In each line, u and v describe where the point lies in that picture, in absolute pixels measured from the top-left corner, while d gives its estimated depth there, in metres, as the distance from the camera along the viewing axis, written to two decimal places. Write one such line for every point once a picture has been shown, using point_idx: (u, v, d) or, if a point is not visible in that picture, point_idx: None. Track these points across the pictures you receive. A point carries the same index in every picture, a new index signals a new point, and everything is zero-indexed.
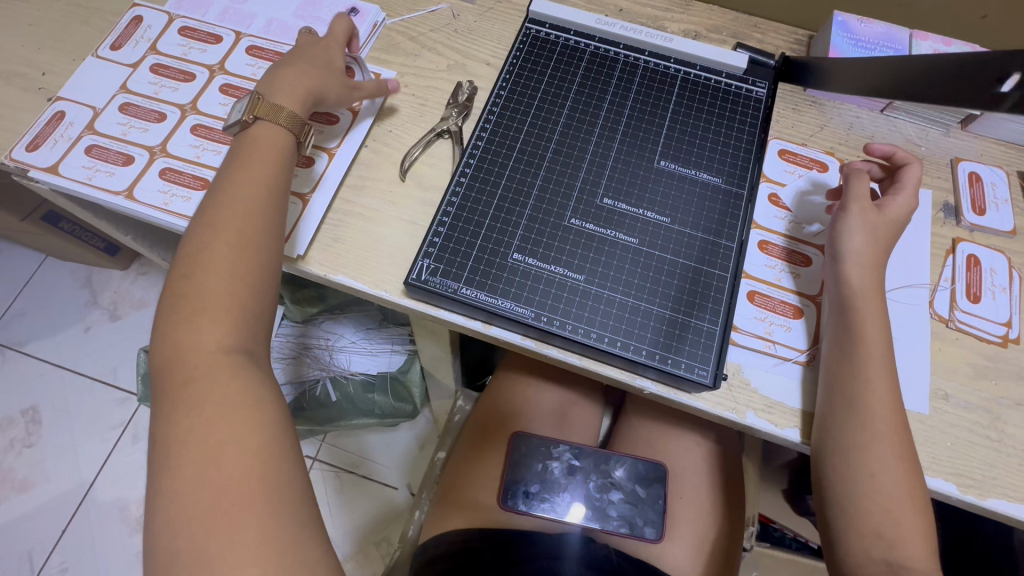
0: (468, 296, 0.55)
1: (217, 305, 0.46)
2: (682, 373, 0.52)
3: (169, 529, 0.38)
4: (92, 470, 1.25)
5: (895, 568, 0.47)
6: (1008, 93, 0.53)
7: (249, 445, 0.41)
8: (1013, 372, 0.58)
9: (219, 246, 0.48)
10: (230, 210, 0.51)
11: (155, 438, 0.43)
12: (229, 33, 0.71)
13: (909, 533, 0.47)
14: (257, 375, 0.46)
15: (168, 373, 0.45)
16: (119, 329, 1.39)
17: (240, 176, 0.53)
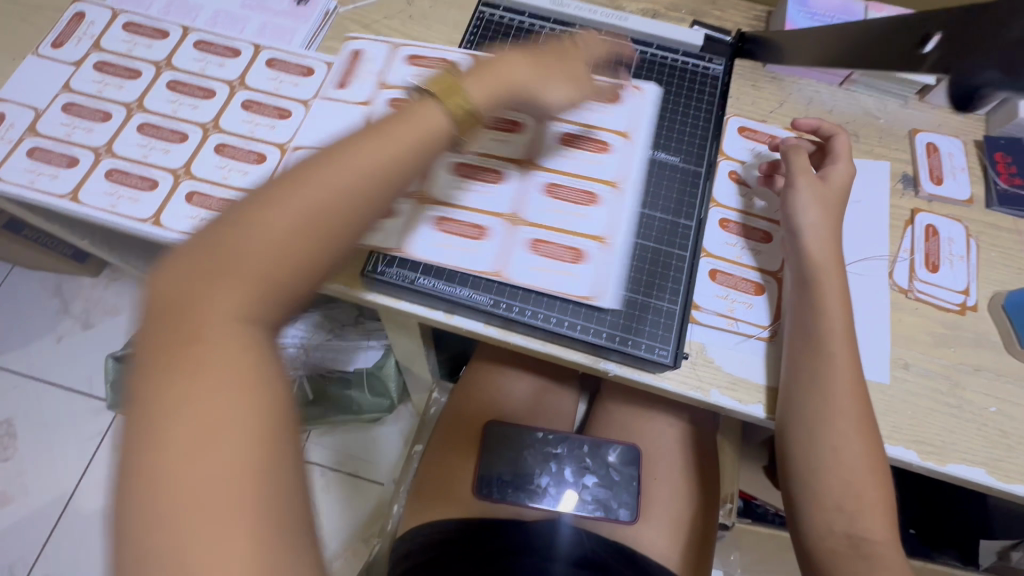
0: (426, 286, 0.54)
1: (251, 273, 0.38)
2: (643, 356, 0.54)
3: (142, 528, 0.31)
4: (71, 481, 1.22)
5: (856, 541, 0.47)
6: (929, 53, 0.55)
7: (235, 459, 0.33)
8: (971, 339, 0.59)
9: (289, 217, 0.39)
10: (337, 178, 0.41)
11: (133, 409, 0.34)
12: (175, 27, 0.69)
13: (870, 506, 0.48)
14: (265, 350, 0.38)
15: (167, 332, 0.36)
16: (91, 338, 1.34)
17: (368, 148, 0.44)
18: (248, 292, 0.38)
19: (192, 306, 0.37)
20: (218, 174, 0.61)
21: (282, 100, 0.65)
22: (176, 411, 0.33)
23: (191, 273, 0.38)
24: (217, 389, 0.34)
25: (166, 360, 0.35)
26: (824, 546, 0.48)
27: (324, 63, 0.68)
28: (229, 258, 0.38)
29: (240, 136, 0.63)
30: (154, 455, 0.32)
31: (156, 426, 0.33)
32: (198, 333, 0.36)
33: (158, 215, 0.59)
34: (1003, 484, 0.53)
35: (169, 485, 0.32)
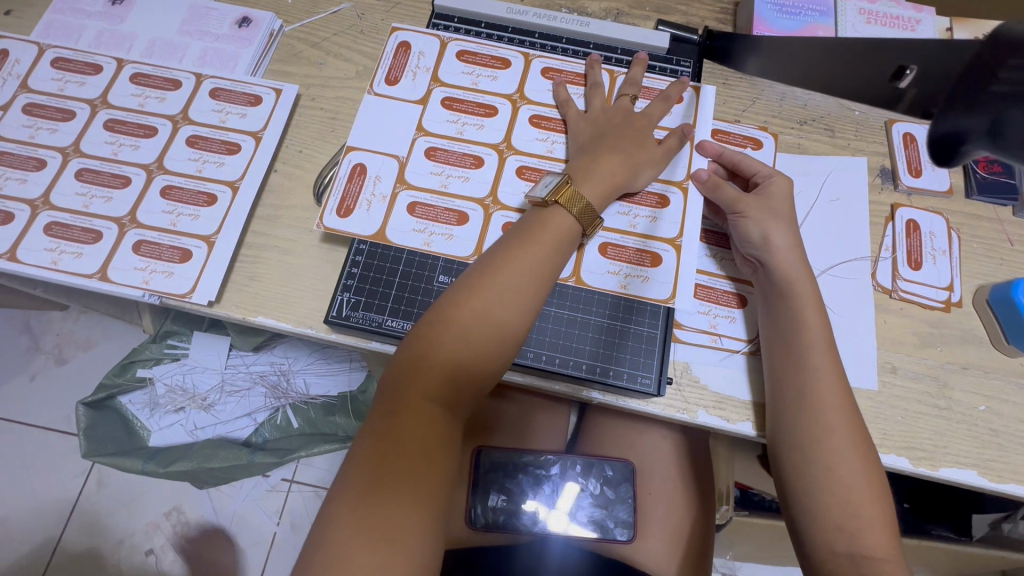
0: (394, 328, 0.54)
1: (453, 352, 0.46)
2: (626, 385, 0.52)
3: (320, 542, 0.39)
4: (58, 524, 1.18)
5: (857, 559, 0.45)
6: (905, 92, 0.66)
7: (404, 513, 0.41)
8: (958, 337, 0.58)
9: (470, 314, 0.46)
10: (509, 284, 0.48)
11: (357, 443, 0.44)
12: (109, 60, 0.64)
13: (870, 523, 0.46)
14: (438, 421, 0.45)
15: (390, 385, 0.46)
16: (65, 374, 1.30)
17: (519, 257, 0.49)
18: (435, 375, 0.45)
19: (389, 391, 0.45)
20: (166, 220, 0.57)
21: (231, 134, 0.61)
22: (374, 458, 0.42)
23: (406, 359, 0.46)
24: (405, 442, 0.43)
25: (373, 425, 0.44)
26: (826, 568, 0.46)
27: (272, 90, 0.64)
28: (428, 352, 0.46)
29: (187, 175, 0.59)
30: (350, 486, 0.41)
31: (359, 465, 0.42)
32: (390, 407, 0.44)
33: (103, 269, 0.55)
34: (994, 485, 0.53)
35: (358, 513, 0.40)
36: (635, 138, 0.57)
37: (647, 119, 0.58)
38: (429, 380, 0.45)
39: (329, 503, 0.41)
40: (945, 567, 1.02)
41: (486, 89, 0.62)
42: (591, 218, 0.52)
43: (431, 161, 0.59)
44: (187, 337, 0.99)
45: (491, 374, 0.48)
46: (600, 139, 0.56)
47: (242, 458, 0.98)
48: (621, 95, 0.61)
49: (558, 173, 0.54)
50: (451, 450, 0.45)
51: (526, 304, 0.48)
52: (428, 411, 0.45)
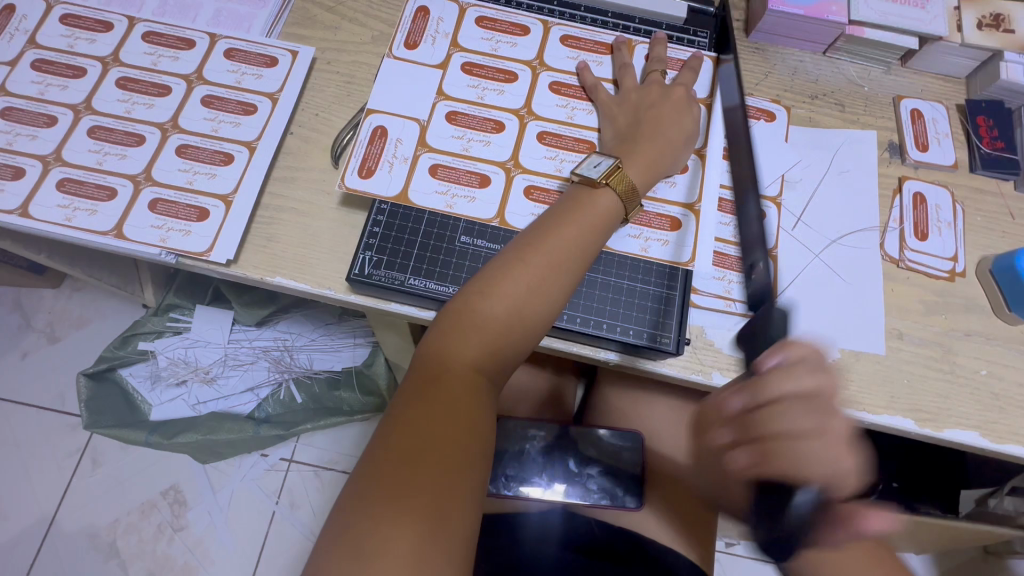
0: (417, 286, 0.54)
1: (494, 324, 0.47)
2: (644, 344, 0.53)
3: (356, 496, 0.40)
4: (53, 501, 1.17)
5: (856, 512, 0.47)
6: None
7: (442, 475, 0.41)
8: (961, 305, 0.60)
9: (513, 287, 0.47)
10: (553, 259, 0.48)
11: (395, 404, 0.44)
12: (120, 18, 0.63)
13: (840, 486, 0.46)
14: (477, 391, 0.46)
15: (431, 353, 0.46)
16: (59, 351, 1.27)
17: (563, 233, 0.49)
18: (476, 346, 0.46)
19: (432, 360, 0.46)
20: (182, 179, 0.57)
21: (246, 94, 0.61)
22: (416, 419, 0.42)
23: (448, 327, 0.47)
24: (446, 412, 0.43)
25: (410, 393, 0.44)
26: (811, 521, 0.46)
27: (288, 51, 0.63)
28: (471, 323, 0.47)
29: (203, 135, 0.59)
30: (388, 446, 0.41)
31: (397, 427, 0.42)
32: (428, 377, 0.45)
33: (119, 227, 0.55)
34: (994, 445, 0.55)
35: (393, 481, 0.40)
36: (666, 113, 0.57)
37: (676, 95, 0.59)
38: (469, 353, 0.46)
39: (367, 463, 0.41)
40: (933, 541, 1.05)
41: (506, 56, 0.62)
42: (635, 201, 0.53)
43: (453, 126, 0.58)
44: (189, 310, 0.99)
45: (529, 345, 0.49)
46: (637, 123, 0.56)
47: (247, 430, 0.97)
48: (648, 70, 0.61)
49: (605, 155, 0.54)
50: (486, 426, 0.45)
51: (566, 282, 0.49)
52: (468, 380, 0.45)
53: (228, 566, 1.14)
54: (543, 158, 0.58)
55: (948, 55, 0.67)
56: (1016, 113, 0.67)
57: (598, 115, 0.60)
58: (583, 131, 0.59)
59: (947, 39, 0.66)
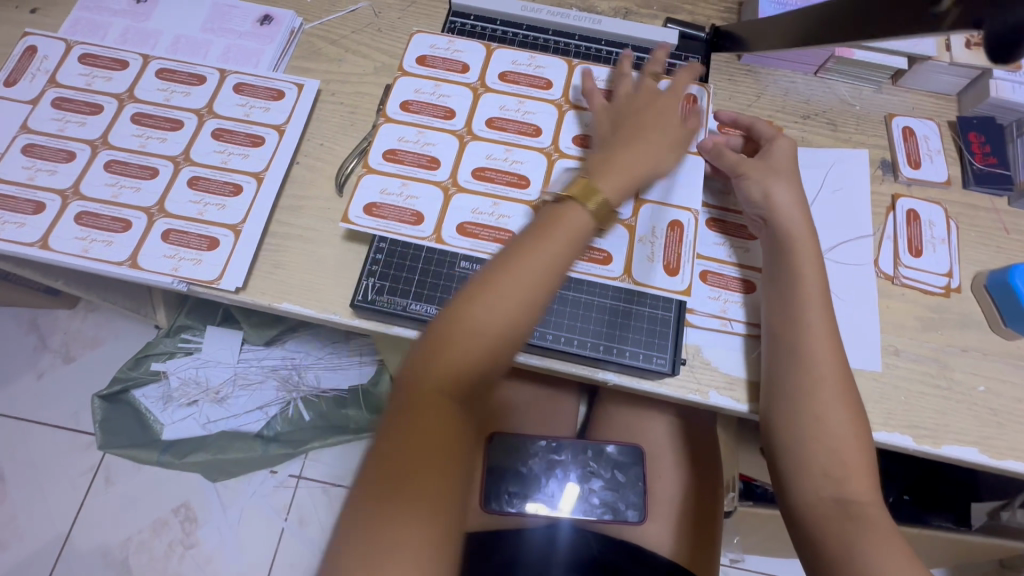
0: (419, 311, 0.56)
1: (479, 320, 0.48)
2: (642, 365, 0.55)
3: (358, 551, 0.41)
4: (67, 520, 1.19)
5: (845, 504, 0.47)
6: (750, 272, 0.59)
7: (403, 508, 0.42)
8: (957, 321, 0.60)
9: (486, 300, 0.48)
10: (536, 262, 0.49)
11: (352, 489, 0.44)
12: (134, 56, 0.66)
13: (856, 470, 0.48)
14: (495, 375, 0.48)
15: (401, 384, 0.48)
16: (75, 371, 1.30)
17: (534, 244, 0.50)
18: (479, 349, 0.47)
19: (506, 326, 0.48)
20: (193, 210, 0.59)
21: (255, 127, 0.63)
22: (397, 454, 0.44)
23: (498, 270, 0.49)
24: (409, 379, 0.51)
25: (432, 381, 0.47)
26: (813, 513, 0.48)
27: (293, 85, 0.66)
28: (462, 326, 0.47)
29: (213, 167, 0.61)
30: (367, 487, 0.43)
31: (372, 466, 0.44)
32: (442, 340, 0.47)
33: (133, 257, 0.57)
34: (994, 462, 0.55)
35: (416, 495, 0.43)
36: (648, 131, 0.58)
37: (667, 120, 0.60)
38: (457, 347, 0.47)
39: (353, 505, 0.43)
40: (945, 555, 1.04)
41: (446, 92, 0.63)
42: (608, 214, 0.52)
43: (390, 151, 0.61)
44: (199, 331, 1.01)
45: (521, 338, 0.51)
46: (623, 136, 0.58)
47: (256, 449, 1.01)
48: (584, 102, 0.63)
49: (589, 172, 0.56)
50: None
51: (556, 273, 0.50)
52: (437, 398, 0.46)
53: None
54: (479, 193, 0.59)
55: (939, 73, 0.68)
56: (1009, 128, 0.68)
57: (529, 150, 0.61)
58: (516, 165, 0.61)
59: (936, 59, 0.66)
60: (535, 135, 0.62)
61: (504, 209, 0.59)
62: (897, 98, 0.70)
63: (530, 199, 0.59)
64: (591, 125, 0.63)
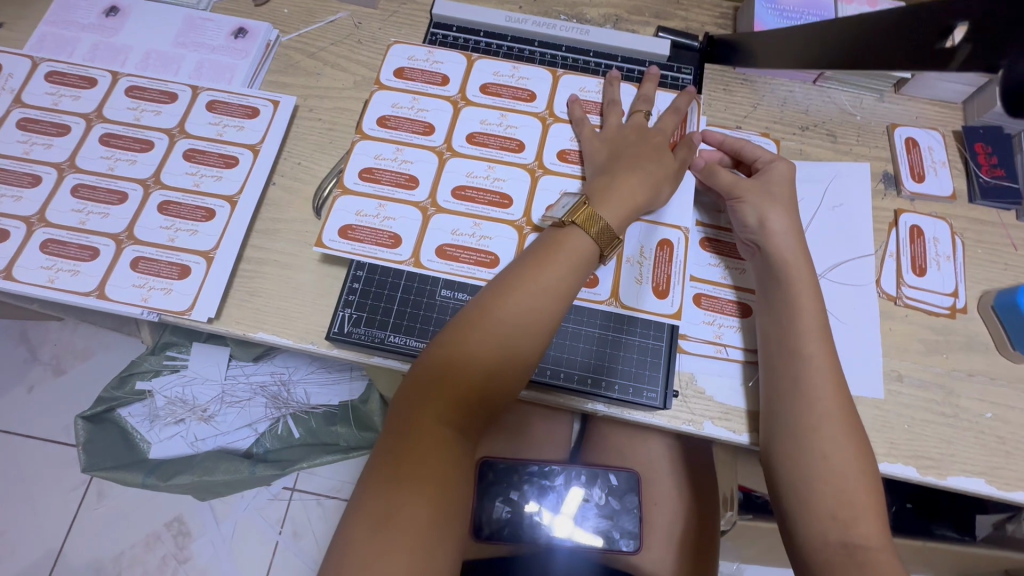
0: (398, 343, 0.53)
1: (480, 344, 0.45)
2: (632, 399, 0.52)
3: None
4: (58, 537, 1.14)
5: (851, 548, 0.45)
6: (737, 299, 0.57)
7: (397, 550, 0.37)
8: (962, 344, 0.58)
9: (488, 323, 0.46)
10: (543, 284, 0.47)
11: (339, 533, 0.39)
12: (103, 73, 0.64)
13: (863, 512, 0.46)
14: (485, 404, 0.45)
15: (393, 417, 0.44)
16: (64, 385, 1.26)
17: (537, 268, 0.48)
18: (476, 373, 0.45)
19: (505, 349, 0.45)
20: (164, 236, 0.57)
21: (228, 147, 0.61)
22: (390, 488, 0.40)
23: (496, 291, 0.47)
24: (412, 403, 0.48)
25: (437, 401, 0.44)
26: (820, 557, 0.46)
27: (269, 101, 0.63)
28: (460, 349, 0.45)
29: (185, 190, 0.59)
30: (359, 523, 0.39)
31: (365, 502, 0.40)
32: (440, 369, 0.45)
33: (101, 287, 0.55)
34: (1002, 493, 0.53)
35: (418, 539, 0.38)
36: (642, 153, 0.56)
37: (661, 136, 0.58)
38: (457, 373, 0.44)
39: (344, 541, 0.38)
40: (948, 567, 1.02)
41: (425, 107, 0.61)
42: (609, 239, 0.50)
43: (367, 169, 0.58)
44: (185, 348, 0.99)
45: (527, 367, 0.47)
46: (617, 160, 0.55)
47: (243, 471, 0.95)
48: (575, 115, 0.60)
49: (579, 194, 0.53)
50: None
51: (557, 301, 0.48)
52: (438, 429, 0.43)
53: None
54: (460, 213, 0.57)
55: (943, 82, 0.65)
56: (1016, 138, 0.65)
57: (513, 167, 0.59)
58: (498, 183, 0.58)
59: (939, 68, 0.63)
60: (518, 151, 0.59)
61: (485, 230, 0.56)
62: (900, 107, 0.67)
63: (513, 219, 0.57)
64: (576, 139, 0.60)
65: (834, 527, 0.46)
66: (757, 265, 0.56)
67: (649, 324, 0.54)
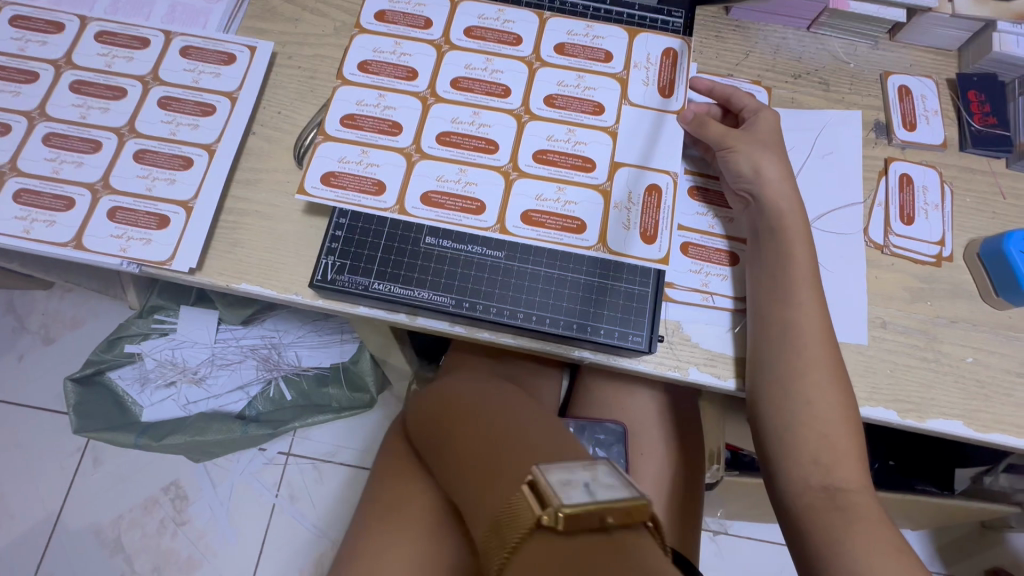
0: (382, 290, 0.53)
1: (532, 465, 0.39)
2: (618, 344, 0.52)
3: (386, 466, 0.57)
4: (56, 500, 1.15)
5: (832, 492, 0.46)
6: (727, 249, 0.57)
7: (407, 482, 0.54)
8: (947, 291, 0.58)
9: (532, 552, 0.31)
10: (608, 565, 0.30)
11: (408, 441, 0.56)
12: (71, 18, 0.61)
13: (844, 456, 0.47)
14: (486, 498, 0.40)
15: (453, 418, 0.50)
16: (54, 353, 1.25)
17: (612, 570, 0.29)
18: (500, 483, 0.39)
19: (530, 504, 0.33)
20: (140, 185, 0.55)
21: (204, 94, 0.59)
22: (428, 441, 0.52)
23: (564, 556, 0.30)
24: (561, 559, 0.30)
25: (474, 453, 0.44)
26: (799, 501, 0.47)
27: (245, 47, 0.61)
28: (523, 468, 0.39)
29: (161, 139, 0.57)
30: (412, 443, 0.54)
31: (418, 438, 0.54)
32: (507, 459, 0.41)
33: (78, 238, 0.53)
34: (978, 434, 0.54)
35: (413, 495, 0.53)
36: None
37: None
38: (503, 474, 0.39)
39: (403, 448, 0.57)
40: (928, 519, 1.05)
41: (408, 52, 0.59)
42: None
43: (349, 116, 0.56)
44: (173, 311, 0.98)
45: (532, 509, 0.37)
46: None
47: (234, 430, 0.99)
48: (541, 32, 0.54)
49: None
50: (470, 433, 0.47)
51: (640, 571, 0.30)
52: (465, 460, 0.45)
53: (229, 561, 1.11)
54: (445, 160, 0.56)
55: (938, 27, 0.64)
56: (1010, 86, 0.64)
57: (499, 112, 0.57)
58: (483, 129, 0.57)
59: (937, 11, 0.62)
60: (504, 97, 0.58)
61: (471, 176, 0.55)
62: (893, 55, 0.66)
63: (499, 164, 0.56)
64: (565, 84, 0.59)
65: (817, 472, 0.47)
66: (749, 216, 0.55)
67: (637, 270, 0.54)
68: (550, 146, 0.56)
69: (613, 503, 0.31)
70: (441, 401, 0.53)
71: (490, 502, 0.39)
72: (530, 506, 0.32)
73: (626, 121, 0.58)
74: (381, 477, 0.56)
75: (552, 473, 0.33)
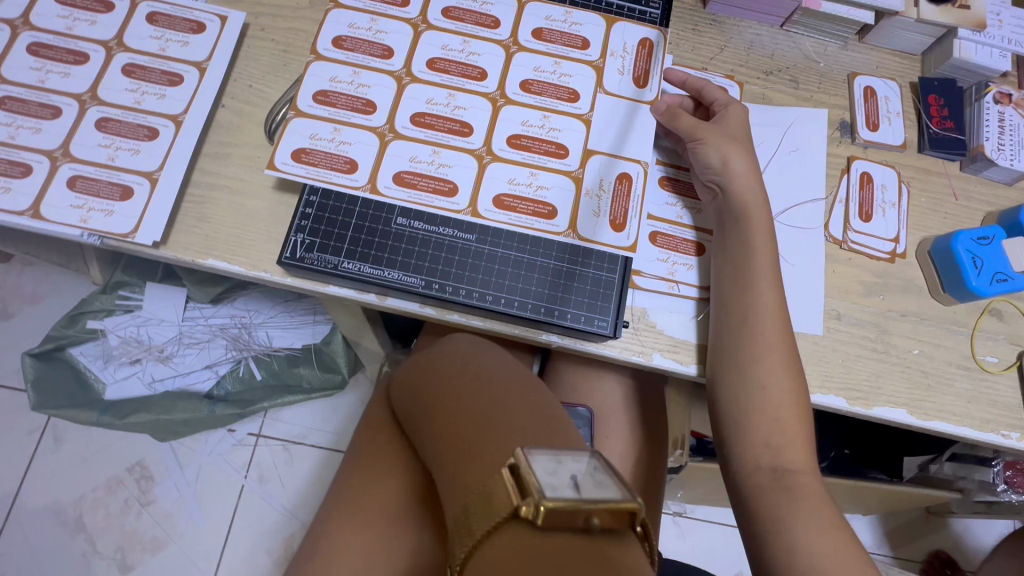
0: (352, 269, 0.53)
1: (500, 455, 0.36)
2: (584, 328, 0.53)
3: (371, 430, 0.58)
4: (14, 479, 1.11)
5: (780, 472, 0.49)
6: (695, 239, 0.59)
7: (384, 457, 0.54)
8: (898, 286, 0.61)
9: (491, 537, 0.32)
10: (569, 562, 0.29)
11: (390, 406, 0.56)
12: None
13: (793, 439, 0.50)
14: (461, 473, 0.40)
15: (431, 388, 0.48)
16: (12, 328, 1.20)
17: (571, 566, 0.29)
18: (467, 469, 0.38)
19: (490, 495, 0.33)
20: (103, 155, 0.54)
21: (171, 63, 0.57)
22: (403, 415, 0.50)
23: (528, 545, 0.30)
24: (534, 551, 0.30)
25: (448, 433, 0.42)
26: (750, 481, 0.49)
27: (216, 17, 0.59)
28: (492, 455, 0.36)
29: (125, 108, 0.55)
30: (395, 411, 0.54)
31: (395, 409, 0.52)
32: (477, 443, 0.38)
33: (35, 206, 0.52)
34: (920, 422, 0.57)
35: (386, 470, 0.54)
36: None
37: None
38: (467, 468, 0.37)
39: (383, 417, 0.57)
40: (877, 504, 1.11)
41: (384, 29, 0.58)
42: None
43: (322, 92, 0.56)
44: (139, 288, 0.96)
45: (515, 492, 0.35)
46: None
47: (201, 410, 0.97)
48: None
49: None
50: (446, 406, 0.45)
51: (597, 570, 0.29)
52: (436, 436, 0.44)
53: (195, 542, 1.10)
54: (419, 140, 0.55)
55: (904, 31, 0.66)
56: (967, 92, 0.67)
57: (474, 95, 0.57)
58: (458, 111, 0.57)
59: (902, 15, 0.64)
60: (480, 79, 0.58)
61: (445, 158, 0.55)
62: (861, 57, 0.68)
63: (472, 147, 0.56)
64: (541, 70, 0.59)
65: (767, 454, 0.49)
66: (716, 208, 0.57)
67: (605, 257, 0.55)
68: (524, 132, 0.57)
69: (597, 503, 0.30)
70: (423, 368, 0.51)
71: (462, 477, 0.37)
72: (511, 493, 0.32)
73: (601, 109, 0.58)
74: (360, 447, 0.57)
75: (537, 463, 0.33)
